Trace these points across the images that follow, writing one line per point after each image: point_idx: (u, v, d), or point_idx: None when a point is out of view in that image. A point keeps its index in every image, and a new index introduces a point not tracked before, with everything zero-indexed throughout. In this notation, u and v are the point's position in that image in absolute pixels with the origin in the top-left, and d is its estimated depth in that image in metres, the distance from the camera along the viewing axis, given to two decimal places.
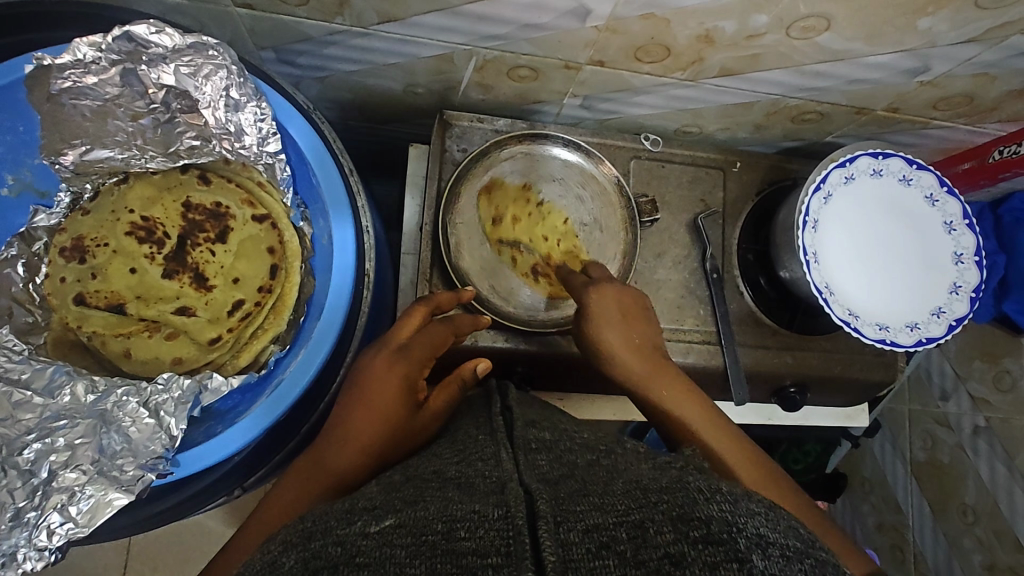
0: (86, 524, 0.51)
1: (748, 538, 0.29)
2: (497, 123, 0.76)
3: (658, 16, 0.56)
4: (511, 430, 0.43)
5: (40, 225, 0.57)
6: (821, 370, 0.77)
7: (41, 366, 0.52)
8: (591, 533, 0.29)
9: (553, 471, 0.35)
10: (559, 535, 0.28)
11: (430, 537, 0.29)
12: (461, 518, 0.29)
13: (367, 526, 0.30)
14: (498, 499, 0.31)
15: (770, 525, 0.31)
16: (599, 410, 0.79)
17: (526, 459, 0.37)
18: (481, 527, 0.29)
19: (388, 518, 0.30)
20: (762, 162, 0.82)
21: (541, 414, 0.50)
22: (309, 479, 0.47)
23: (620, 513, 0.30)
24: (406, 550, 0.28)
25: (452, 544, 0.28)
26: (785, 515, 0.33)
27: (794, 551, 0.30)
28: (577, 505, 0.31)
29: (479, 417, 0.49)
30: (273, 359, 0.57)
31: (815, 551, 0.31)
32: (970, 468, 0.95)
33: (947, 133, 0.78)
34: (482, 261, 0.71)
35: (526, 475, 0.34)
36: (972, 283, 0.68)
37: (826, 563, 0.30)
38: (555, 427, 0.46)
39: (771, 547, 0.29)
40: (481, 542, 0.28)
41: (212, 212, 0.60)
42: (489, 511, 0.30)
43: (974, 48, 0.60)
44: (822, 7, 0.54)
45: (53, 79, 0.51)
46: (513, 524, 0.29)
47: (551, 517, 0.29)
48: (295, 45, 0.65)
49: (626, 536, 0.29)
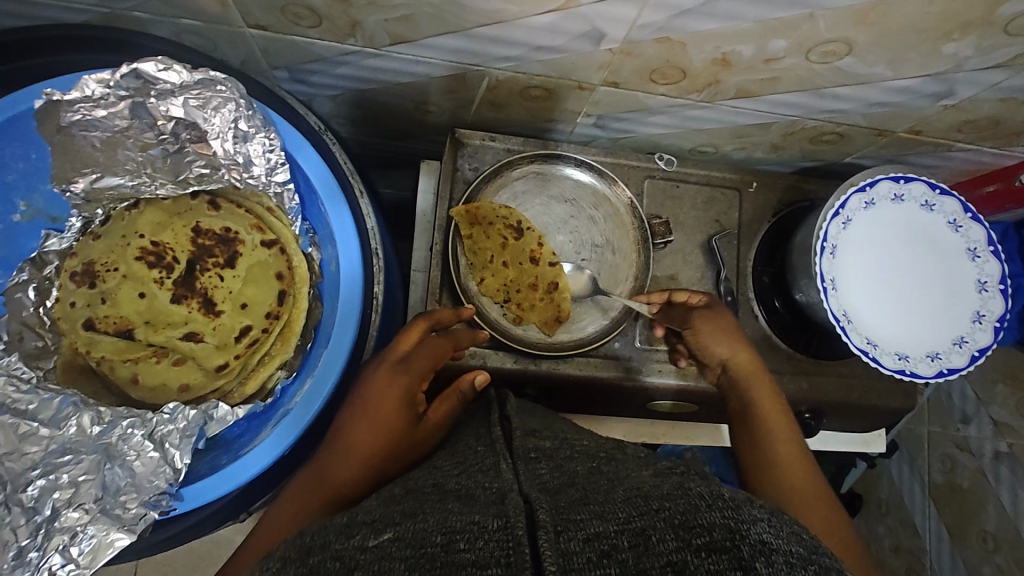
0: (88, 566, 0.51)
1: (751, 546, 0.28)
2: (509, 142, 0.75)
3: (673, 40, 0.55)
4: (511, 440, 0.42)
5: (52, 248, 0.57)
6: (837, 396, 0.75)
7: (48, 396, 0.53)
8: (592, 542, 0.28)
9: (554, 480, 0.34)
10: (560, 545, 0.27)
11: (430, 549, 0.28)
12: (462, 529, 0.29)
13: (366, 540, 0.29)
14: (498, 510, 0.30)
15: (774, 533, 0.30)
16: (609, 428, 0.79)
17: (527, 468, 0.36)
18: (481, 538, 0.28)
19: (387, 531, 0.29)
20: (779, 182, 0.80)
21: (543, 423, 0.49)
22: (311, 494, 0.47)
23: (621, 520, 0.29)
24: (405, 562, 0.27)
25: (452, 556, 0.27)
26: (787, 521, 0.32)
27: (798, 557, 0.29)
28: (578, 513, 0.30)
29: (478, 428, 0.48)
30: (279, 389, 0.58)
31: (819, 557, 0.30)
32: (991, 494, 0.93)
33: (970, 155, 0.76)
34: (454, 240, 0.69)
35: (526, 485, 0.33)
36: (995, 312, 0.66)
37: (830, 569, 0.29)
38: (556, 435, 0.45)
39: (775, 555, 0.28)
40: (481, 553, 0.27)
41: (221, 237, 0.60)
42: (489, 522, 0.29)
43: (1001, 73, 0.58)
44: (844, 32, 0.53)
45: (63, 113, 0.51)
46: (513, 535, 0.28)
47: (552, 527, 0.28)
48: (307, 64, 0.65)
49: (627, 544, 0.28)
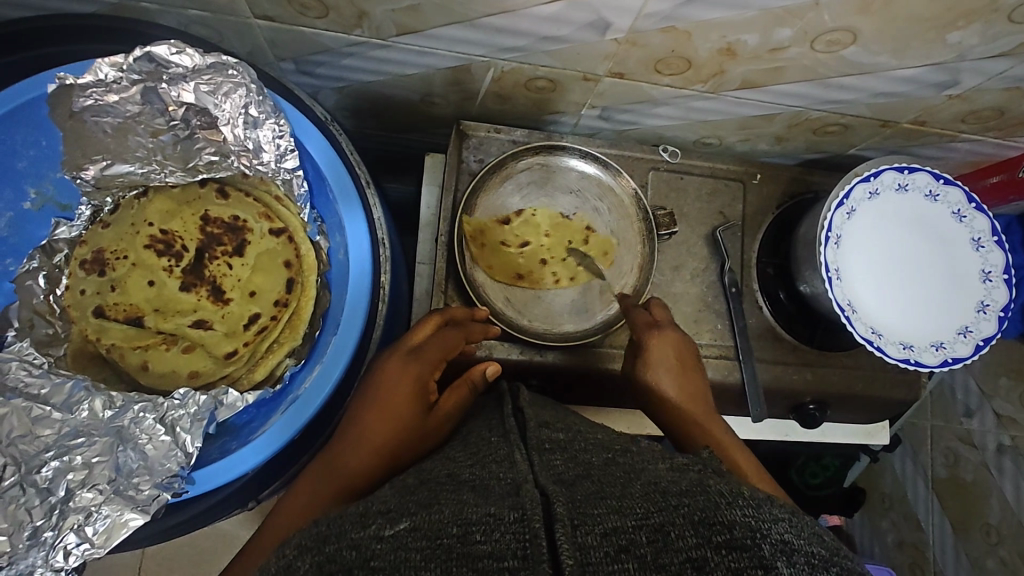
0: (102, 545, 0.51)
1: (773, 545, 0.28)
2: (514, 134, 0.75)
3: (678, 29, 0.55)
4: (525, 431, 0.42)
5: (61, 237, 0.58)
6: (841, 387, 0.76)
7: (60, 380, 0.53)
8: (610, 536, 0.28)
9: (569, 471, 0.34)
10: (577, 539, 0.27)
11: (445, 540, 0.27)
12: (477, 521, 0.28)
13: (382, 529, 0.28)
14: (514, 502, 0.30)
15: (795, 532, 0.29)
16: (611, 420, 0.76)
17: (542, 459, 0.36)
18: (497, 530, 0.28)
19: (403, 521, 0.29)
20: (782, 174, 0.80)
21: (556, 415, 0.49)
22: (324, 483, 0.47)
23: (640, 516, 0.29)
24: (420, 553, 0.27)
25: (469, 547, 0.27)
26: (808, 522, 0.32)
27: (820, 558, 0.29)
28: (595, 508, 0.29)
29: (490, 420, 0.48)
30: (287, 375, 0.58)
31: (840, 559, 0.29)
32: (994, 487, 0.94)
33: (973, 146, 0.76)
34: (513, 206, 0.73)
35: (541, 476, 0.33)
36: (1000, 302, 0.66)
37: (853, 571, 0.29)
38: (569, 427, 0.45)
39: (795, 555, 0.28)
40: (497, 545, 0.27)
41: (230, 225, 0.60)
42: (505, 514, 0.29)
43: (1005, 62, 0.58)
44: (848, 21, 0.53)
45: (76, 97, 0.52)
46: (529, 527, 0.28)
47: (568, 520, 0.28)
48: (314, 55, 0.65)
49: (646, 540, 0.28)
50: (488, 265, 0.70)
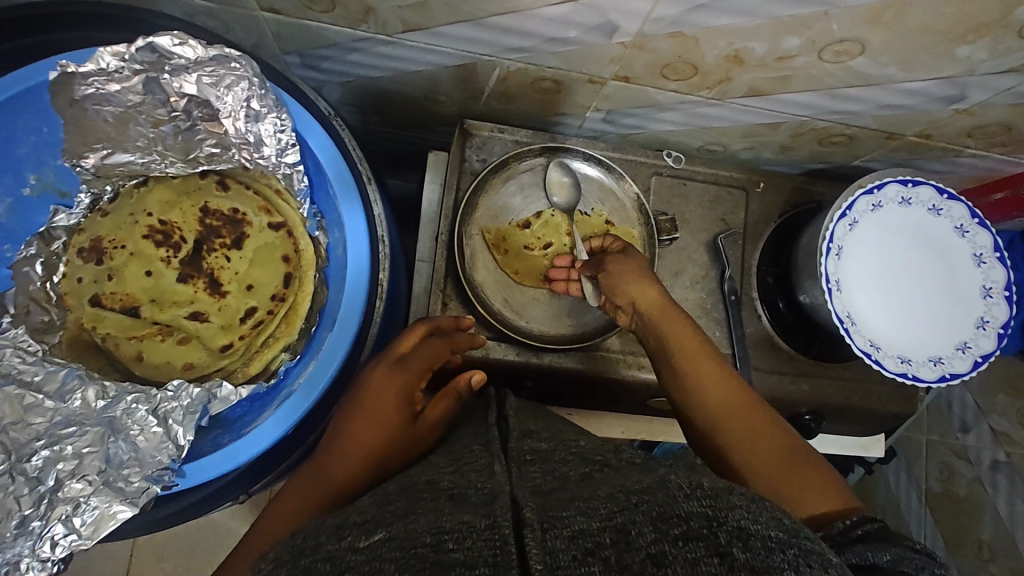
0: (90, 536, 0.52)
1: (728, 532, 0.28)
2: (518, 134, 0.75)
3: (686, 34, 0.55)
4: (507, 441, 0.42)
5: (59, 224, 0.57)
6: (836, 399, 0.75)
7: (53, 368, 0.53)
8: (576, 539, 0.27)
9: (546, 483, 0.34)
10: (547, 543, 0.26)
11: (419, 549, 0.27)
12: (451, 529, 0.28)
13: (356, 541, 0.28)
14: (488, 511, 0.30)
15: (752, 517, 0.29)
16: (609, 425, 0.78)
17: (520, 470, 0.36)
18: (470, 538, 0.27)
19: (378, 532, 0.29)
20: (786, 183, 0.80)
21: (541, 424, 0.48)
22: (312, 490, 0.47)
23: (603, 517, 0.29)
24: (395, 564, 0.26)
25: (441, 556, 0.26)
26: (766, 505, 0.31)
27: (776, 541, 0.28)
28: (565, 510, 0.29)
29: (479, 426, 0.48)
30: (282, 370, 0.58)
31: (800, 540, 0.29)
32: (987, 503, 0.94)
33: (979, 161, 0.75)
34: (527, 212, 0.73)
35: (517, 487, 0.33)
36: (999, 319, 0.66)
37: (811, 552, 0.28)
38: (554, 436, 0.45)
39: (752, 539, 0.28)
40: (469, 553, 0.26)
41: (229, 218, 0.61)
42: (478, 522, 0.28)
43: (1013, 78, 0.58)
44: (857, 31, 0.53)
45: (77, 85, 0.52)
46: (500, 534, 0.27)
47: (538, 525, 0.28)
48: (319, 50, 0.65)
49: (610, 542, 0.27)
50: (513, 270, 0.71)
